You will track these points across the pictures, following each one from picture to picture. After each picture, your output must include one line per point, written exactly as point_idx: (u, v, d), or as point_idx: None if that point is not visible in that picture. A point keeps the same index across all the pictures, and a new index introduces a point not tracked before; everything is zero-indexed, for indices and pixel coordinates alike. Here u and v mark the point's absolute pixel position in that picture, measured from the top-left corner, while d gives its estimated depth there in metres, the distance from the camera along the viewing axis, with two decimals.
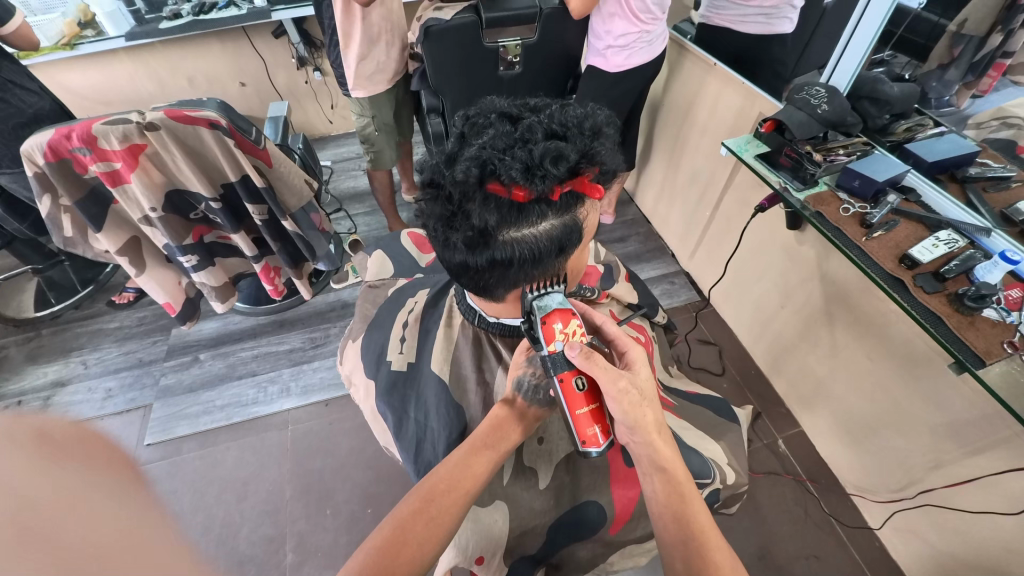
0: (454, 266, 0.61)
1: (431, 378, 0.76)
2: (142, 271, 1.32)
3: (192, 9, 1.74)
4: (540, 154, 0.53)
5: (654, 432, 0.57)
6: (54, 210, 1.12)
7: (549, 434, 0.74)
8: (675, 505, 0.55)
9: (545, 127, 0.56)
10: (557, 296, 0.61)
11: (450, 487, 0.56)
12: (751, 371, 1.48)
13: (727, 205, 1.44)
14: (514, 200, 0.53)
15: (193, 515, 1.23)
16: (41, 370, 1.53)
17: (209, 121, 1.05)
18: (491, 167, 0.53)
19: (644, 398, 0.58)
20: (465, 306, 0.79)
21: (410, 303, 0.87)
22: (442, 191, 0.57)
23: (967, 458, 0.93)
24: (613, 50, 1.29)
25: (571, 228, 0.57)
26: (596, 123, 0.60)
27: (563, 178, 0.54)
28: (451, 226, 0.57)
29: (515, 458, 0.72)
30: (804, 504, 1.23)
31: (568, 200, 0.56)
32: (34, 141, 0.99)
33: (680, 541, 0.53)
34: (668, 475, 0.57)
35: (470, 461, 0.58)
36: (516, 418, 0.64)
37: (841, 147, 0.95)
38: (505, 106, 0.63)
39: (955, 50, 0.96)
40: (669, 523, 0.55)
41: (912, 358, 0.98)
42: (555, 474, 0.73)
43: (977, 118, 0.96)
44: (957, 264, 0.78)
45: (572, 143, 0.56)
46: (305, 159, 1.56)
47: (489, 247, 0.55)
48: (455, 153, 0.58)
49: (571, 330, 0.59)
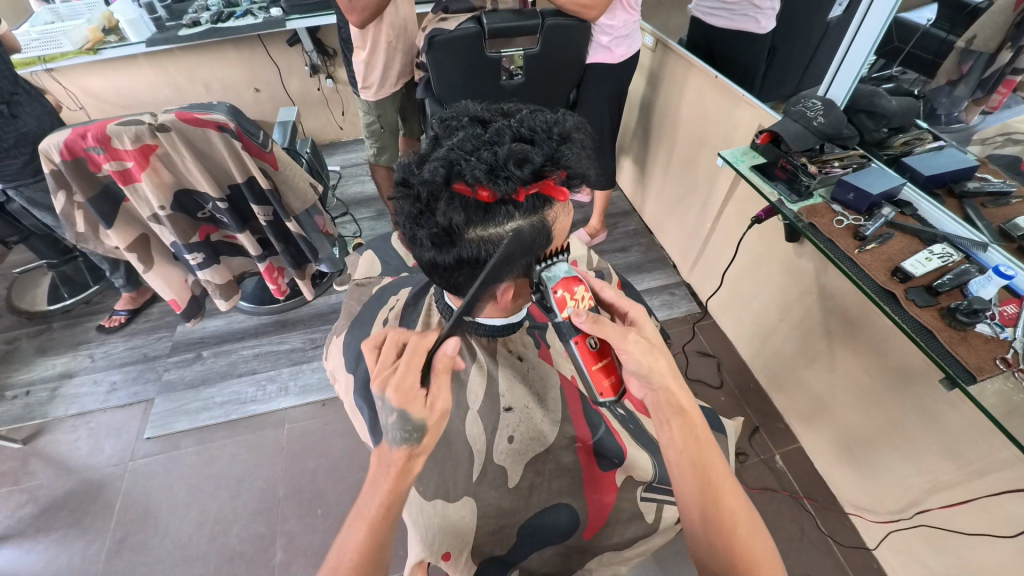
0: (425, 265, 0.62)
1: None
2: (149, 268, 1.36)
3: (210, 17, 1.79)
4: (504, 156, 0.54)
5: (669, 377, 0.58)
6: (68, 206, 1.17)
7: (518, 435, 0.71)
8: (691, 448, 0.57)
9: (513, 132, 0.58)
10: (563, 266, 0.59)
11: (336, 567, 0.51)
12: (750, 386, 1.46)
13: (727, 217, 1.44)
14: (479, 200, 0.54)
15: (187, 510, 1.25)
16: (50, 362, 1.57)
17: (217, 124, 1.09)
18: (458, 168, 0.55)
19: (656, 347, 0.60)
20: (443, 305, 0.76)
21: (392, 300, 0.87)
22: (411, 191, 0.59)
23: (969, 481, 0.91)
24: (617, 42, 1.36)
25: (540, 230, 0.56)
26: (566, 129, 0.61)
27: (527, 180, 0.55)
28: (418, 223, 0.58)
29: (483, 458, 0.69)
30: (800, 523, 1.20)
31: (534, 202, 0.56)
32: (52, 141, 1.03)
33: (692, 481, 0.56)
34: (685, 417, 0.58)
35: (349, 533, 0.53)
36: (387, 466, 0.55)
37: (836, 160, 0.95)
38: (479, 111, 0.64)
39: (964, 67, 0.94)
40: (683, 460, 0.57)
41: (911, 374, 0.97)
42: (524, 475, 0.71)
43: (982, 134, 0.95)
44: (950, 278, 0.77)
45: (538, 148, 0.57)
46: (312, 164, 1.60)
47: (455, 245, 0.56)
48: (425, 154, 0.59)
49: (579, 296, 0.58)
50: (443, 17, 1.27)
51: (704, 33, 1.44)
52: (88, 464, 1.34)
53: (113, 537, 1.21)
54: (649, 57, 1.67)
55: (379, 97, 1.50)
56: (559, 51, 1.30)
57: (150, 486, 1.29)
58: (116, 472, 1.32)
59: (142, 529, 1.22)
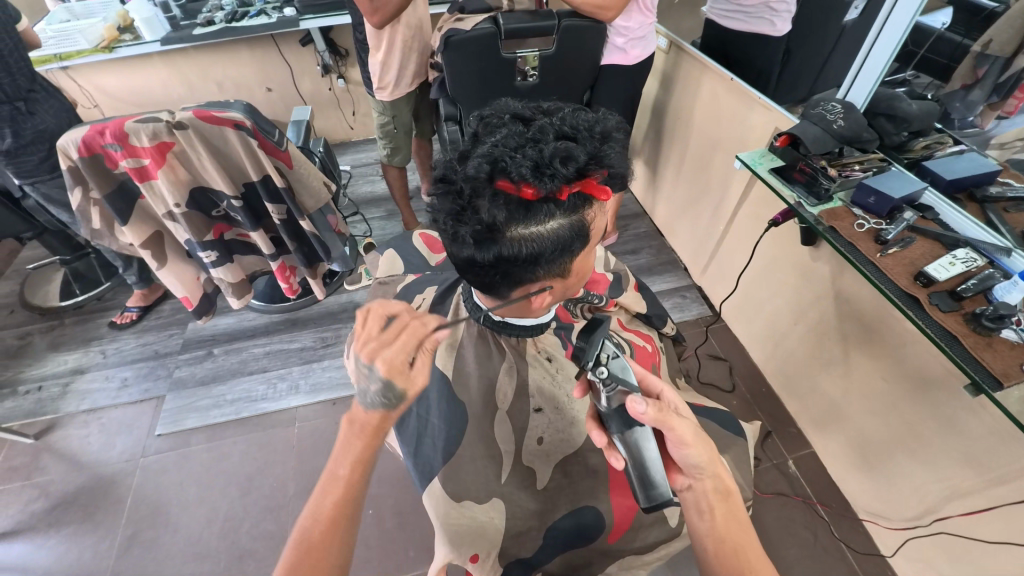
0: (460, 262, 0.61)
1: (433, 375, 0.73)
2: (162, 265, 1.36)
3: (224, 17, 1.79)
4: (549, 154, 0.55)
5: (720, 466, 0.57)
6: (84, 203, 1.17)
7: (548, 436, 0.73)
8: (732, 536, 0.55)
9: (555, 130, 0.58)
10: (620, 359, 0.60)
11: (314, 525, 0.51)
12: (762, 390, 1.45)
13: (741, 220, 1.43)
14: (522, 197, 0.54)
15: (197, 507, 1.25)
16: (62, 358, 1.58)
17: (233, 122, 1.09)
18: (502, 165, 0.55)
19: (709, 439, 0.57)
20: (471, 304, 0.76)
21: (417, 300, 0.89)
22: (452, 187, 0.59)
23: (987, 488, 0.90)
24: (632, 44, 1.35)
25: (579, 229, 0.58)
26: (606, 127, 0.61)
27: (570, 178, 0.55)
28: (459, 220, 0.57)
29: (513, 457, 0.71)
30: (814, 529, 1.19)
31: (576, 201, 0.56)
32: (70, 137, 1.04)
33: (730, 575, 0.53)
34: (729, 503, 0.57)
35: (326, 493, 0.53)
36: (358, 427, 0.55)
37: (857, 163, 0.95)
38: (518, 108, 0.64)
39: (980, 71, 0.95)
40: (723, 549, 0.54)
41: (928, 381, 0.96)
42: (552, 475, 0.73)
43: (1001, 138, 0.95)
44: (974, 284, 0.76)
45: (581, 146, 0.57)
46: (325, 163, 1.60)
47: (496, 243, 0.55)
48: (467, 152, 0.60)
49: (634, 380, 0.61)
50: (460, 17, 1.27)
51: (720, 35, 1.44)
52: (99, 459, 1.34)
53: (124, 533, 1.21)
54: (662, 60, 1.67)
55: (393, 97, 1.50)
56: (573, 52, 1.30)
57: (161, 482, 1.29)
58: (127, 468, 1.32)
59: (152, 526, 1.22)
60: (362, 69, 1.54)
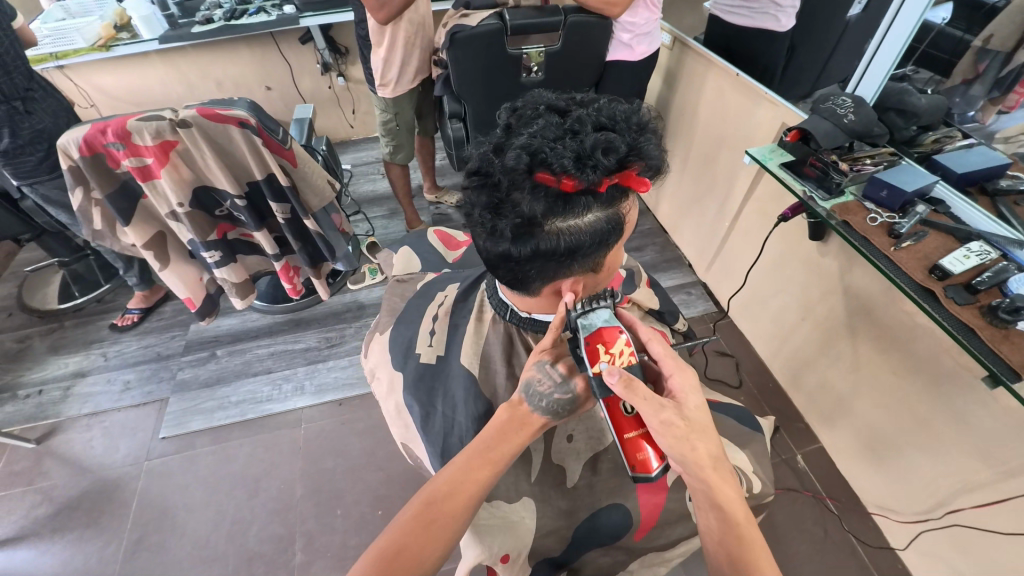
0: (494, 256, 0.61)
1: (460, 373, 0.75)
2: (165, 266, 1.34)
3: (223, 14, 1.77)
4: (590, 145, 0.54)
5: (708, 468, 0.53)
6: (85, 203, 1.15)
7: (578, 432, 0.74)
8: (730, 545, 0.52)
9: (593, 120, 0.57)
10: (602, 313, 0.61)
11: (449, 491, 0.54)
12: (769, 385, 1.45)
13: (746, 216, 1.44)
14: (562, 190, 0.54)
15: (203, 510, 1.23)
16: (62, 360, 1.56)
17: (238, 120, 1.08)
18: (542, 157, 0.53)
19: (694, 431, 0.54)
20: (496, 301, 0.78)
21: (439, 297, 0.88)
22: (489, 179, 0.58)
23: (1000, 482, 0.90)
24: (638, 40, 1.35)
25: (614, 222, 0.59)
26: (642, 119, 0.61)
27: (611, 170, 0.55)
28: (497, 213, 0.57)
29: (543, 453, 0.72)
30: (824, 524, 1.19)
31: (613, 193, 0.57)
32: (70, 136, 1.02)
33: None
34: (725, 513, 0.52)
35: (469, 466, 0.56)
36: (522, 421, 0.61)
37: (867, 157, 0.94)
38: (552, 98, 0.63)
39: (981, 65, 0.96)
40: (723, 560, 0.52)
41: (940, 375, 0.96)
42: (582, 473, 0.73)
43: (1005, 133, 0.94)
44: (989, 276, 0.76)
45: (620, 136, 0.57)
46: (328, 161, 1.59)
47: (534, 237, 0.56)
48: (503, 142, 0.58)
49: (618, 351, 0.59)
50: (464, 13, 1.26)
51: (724, 31, 1.44)
52: (103, 463, 1.33)
53: (130, 538, 1.19)
54: (666, 56, 1.67)
55: (396, 95, 1.48)
56: (579, 48, 1.29)
57: (166, 485, 1.28)
58: (132, 472, 1.31)
59: (159, 529, 1.20)
60: (365, 66, 1.52)
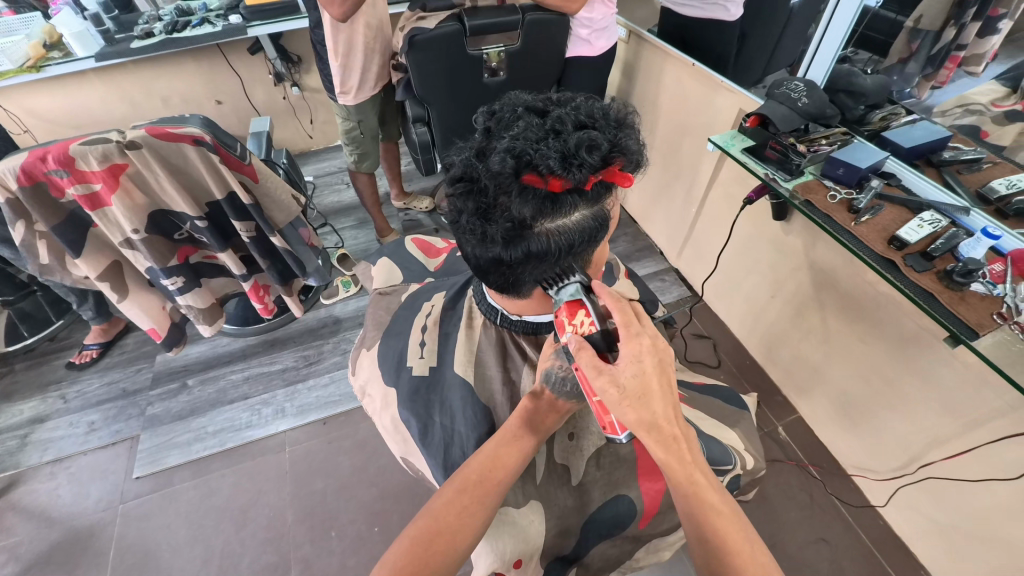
0: (484, 262, 0.61)
1: (455, 382, 0.75)
2: (123, 297, 1.27)
3: (164, 27, 1.68)
4: (574, 143, 0.55)
5: (641, 431, 0.51)
6: (29, 237, 1.08)
7: (578, 429, 0.75)
8: (687, 504, 0.51)
9: (573, 119, 0.58)
10: (569, 285, 0.58)
11: (481, 478, 0.57)
12: (747, 362, 1.50)
13: (713, 200, 1.48)
14: (550, 190, 0.54)
15: (189, 549, 1.18)
16: (16, 408, 1.45)
17: (192, 137, 1.03)
18: (527, 159, 0.54)
19: (628, 397, 0.51)
20: (486, 306, 0.78)
21: (426, 307, 0.87)
22: (474, 185, 0.58)
23: (965, 432, 0.96)
24: (595, 35, 1.37)
25: (600, 219, 0.59)
26: (619, 116, 0.62)
27: (596, 167, 0.56)
28: (486, 220, 0.56)
29: (547, 453, 0.72)
30: (809, 489, 1.25)
31: (599, 190, 0.57)
32: (8, 165, 0.95)
33: (695, 540, 0.51)
34: (672, 475, 0.52)
35: (501, 451, 0.59)
36: (543, 408, 0.64)
37: (823, 138, 0.98)
38: (529, 99, 0.63)
39: (914, 44, 1.05)
40: (686, 519, 0.52)
41: (904, 339, 1.01)
42: (586, 470, 0.74)
43: (941, 107, 1.02)
44: (943, 243, 0.81)
45: (602, 134, 0.58)
46: (290, 174, 1.54)
47: (525, 240, 0.56)
48: (485, 146, 0.58)
49: (579, 322, 0.56)
50: (421, 16, 1.24)
51: (676, 22, 1.47)
52: (74, 511, 1.25)
53: None
54: (623, 50, 1.70)
55: (358, 101, 1.45)
56: (540, 46, 1.30)
57: (146, 527, 1.21)
58: (107, 517, 1.23)
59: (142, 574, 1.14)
60: (322, 74, 1.48)
